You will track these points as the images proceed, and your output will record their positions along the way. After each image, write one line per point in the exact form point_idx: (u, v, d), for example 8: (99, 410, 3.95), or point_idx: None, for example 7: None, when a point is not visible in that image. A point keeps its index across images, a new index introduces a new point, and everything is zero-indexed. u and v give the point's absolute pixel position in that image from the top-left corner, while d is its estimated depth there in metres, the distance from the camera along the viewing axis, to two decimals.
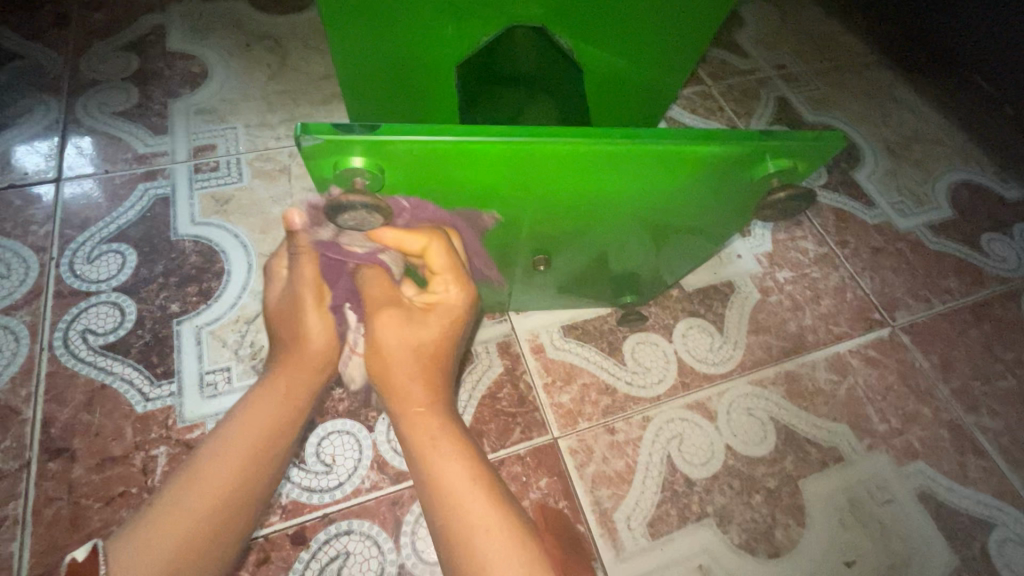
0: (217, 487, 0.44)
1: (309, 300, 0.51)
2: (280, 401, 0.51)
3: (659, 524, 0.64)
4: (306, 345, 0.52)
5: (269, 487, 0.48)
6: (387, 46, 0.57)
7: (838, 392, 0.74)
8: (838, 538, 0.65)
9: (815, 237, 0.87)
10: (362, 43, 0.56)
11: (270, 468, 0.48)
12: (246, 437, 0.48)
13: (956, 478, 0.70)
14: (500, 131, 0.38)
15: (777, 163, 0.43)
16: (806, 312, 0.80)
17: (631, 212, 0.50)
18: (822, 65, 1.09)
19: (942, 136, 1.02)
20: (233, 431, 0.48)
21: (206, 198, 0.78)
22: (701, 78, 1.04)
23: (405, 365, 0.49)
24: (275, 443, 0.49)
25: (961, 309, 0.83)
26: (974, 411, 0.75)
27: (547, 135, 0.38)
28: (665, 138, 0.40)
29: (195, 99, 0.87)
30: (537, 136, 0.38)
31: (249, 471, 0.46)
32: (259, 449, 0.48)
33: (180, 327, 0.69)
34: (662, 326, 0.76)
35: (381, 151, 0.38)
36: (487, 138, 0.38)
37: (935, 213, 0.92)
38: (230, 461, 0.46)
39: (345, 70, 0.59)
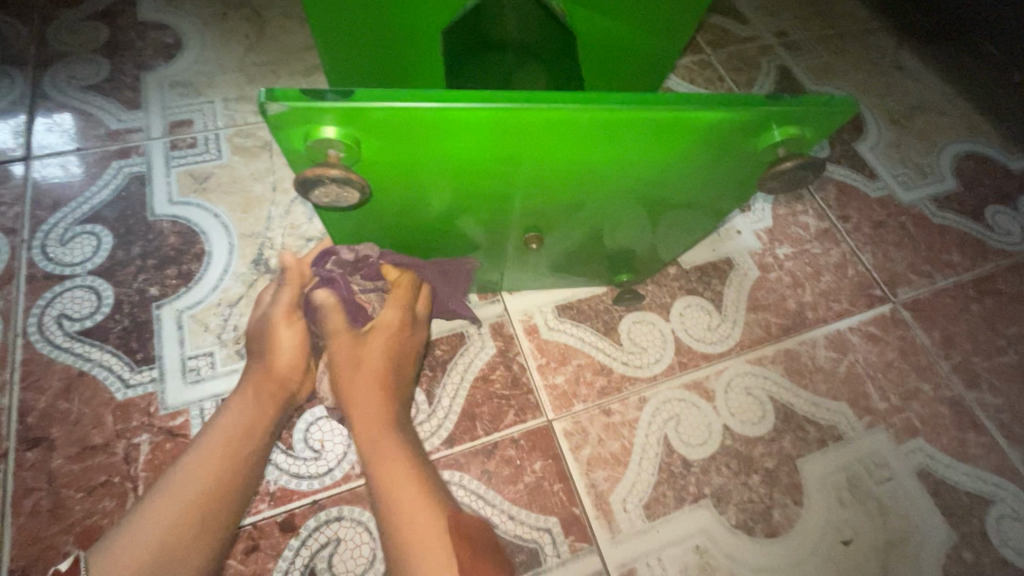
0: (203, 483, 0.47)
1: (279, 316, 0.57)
2: (252, 407, 0.53)
3: (656, 506, 0.63)
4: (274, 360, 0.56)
5: (244, 492, 0.50)
6: (360, 15, 0.54)
7: (838, 369, 0.73)
8: (836, 517, 0.65)
9: (816, 211, 0.85)
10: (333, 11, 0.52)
11: (242, 476, 0.50)
12: (221, 442, 0.50)
13: (955, 455, 0.70)
14: (483, 97, 0.35)
15: (784, 131, 0.40)
16: (806, 288, 0.78)
17: (626, 187, 0.47)
18: (824, 32, 1.05)
19: (948, 104, 0.99)
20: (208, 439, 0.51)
21: (184, 176, 0.75)
22: (700, 47, 1.00)
23: (360, 386, 0.54)
24: (258, 439, 0.52)
25: (964, 284, 0.81)
26: (974, 387, 0.74)
27: (534, 102, 0.36)
28: (666, 102, 0.37)
29: (170, 71, 0.83)
30: (527, 102, 0.35)
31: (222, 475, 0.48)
32: (231, 451, 0.50)
33: (160, 311, 0.66)
34: (659, 305, 0.75)
35: (356, 119, 0.34)
36: (471, 105, 0.35)
37: (938, 186, 0.90)
38: (213, 460, 0.49)
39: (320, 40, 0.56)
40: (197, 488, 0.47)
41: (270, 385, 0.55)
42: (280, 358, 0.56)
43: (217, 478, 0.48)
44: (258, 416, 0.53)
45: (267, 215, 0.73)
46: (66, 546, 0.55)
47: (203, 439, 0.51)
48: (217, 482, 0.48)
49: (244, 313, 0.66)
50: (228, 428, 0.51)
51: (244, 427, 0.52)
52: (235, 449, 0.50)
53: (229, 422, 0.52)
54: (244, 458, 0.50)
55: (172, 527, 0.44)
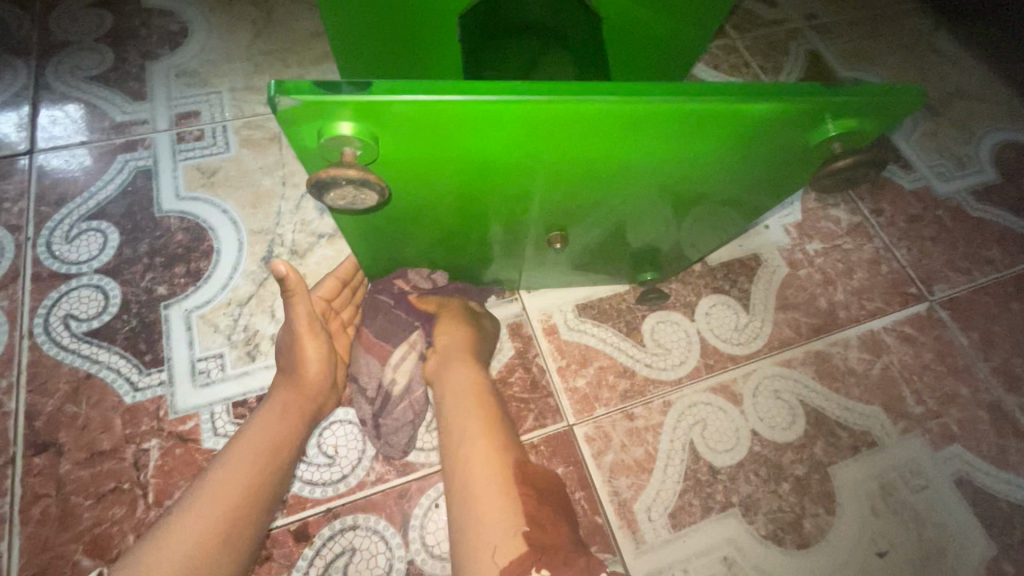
0: (234, 489, 0.44)
1: (304, 336, 0.52)
2: (279, 418, 0.51)
3: (681, 515, 0.60)
4: (302, 372, 0.53)
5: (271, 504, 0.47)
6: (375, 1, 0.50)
7: (871, 372, 0.70)
8: (870, 527, 0.62)
9: (847, 205, 0.81)
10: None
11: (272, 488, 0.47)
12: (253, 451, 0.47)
13: (996, 462, 0.66)
14: (512, 88, 0.32)
15: (839, 124, 0.37)
16: (838, 286, 0.75)
17: (659, 183, 0.44)
18: (855, 13, 1.00)
19: (988, 90, 0.94)
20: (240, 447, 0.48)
21: (192, 170, 0.72)
22: (725, 31, 0.96)
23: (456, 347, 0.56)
24: (288, 452, 0.50)
25: (1004, 282, 0.77)
26: (1015, 391, 0.71)
27: (568, 94, 0.32)
28: (712, 93, 0.34)
29: (175, 60, 0.80)
30: (560, 94, 0.32)
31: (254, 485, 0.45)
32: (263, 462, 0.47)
33: (169, 311, 0.64)
34: (683, 304, 0.71)
35: (374, 114, 0.31)
36: (500, 98, 0.32)
37: (977, 177, 0.85)
38: (243, 469, 0.46)
39: (334, 29, 0.53)
40: (227, 495, 0.44)
41: (300, 400, 0.53)
42: (309, 373, 0.54)
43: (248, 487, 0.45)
44: (287, 428, 0.51)
45: (277, 211, 0.70)
46: (75, 554, 0.53)
47: (231, 448, 0.48)
48: (250, 491, 0.45)
49: (255, 314, 0.64)
50: (259, 437, 0.49)
51: (275, 437, 0.49)
52: (268, 457, 0.47)
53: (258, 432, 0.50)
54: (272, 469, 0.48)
55: (205, 535, 0.41)
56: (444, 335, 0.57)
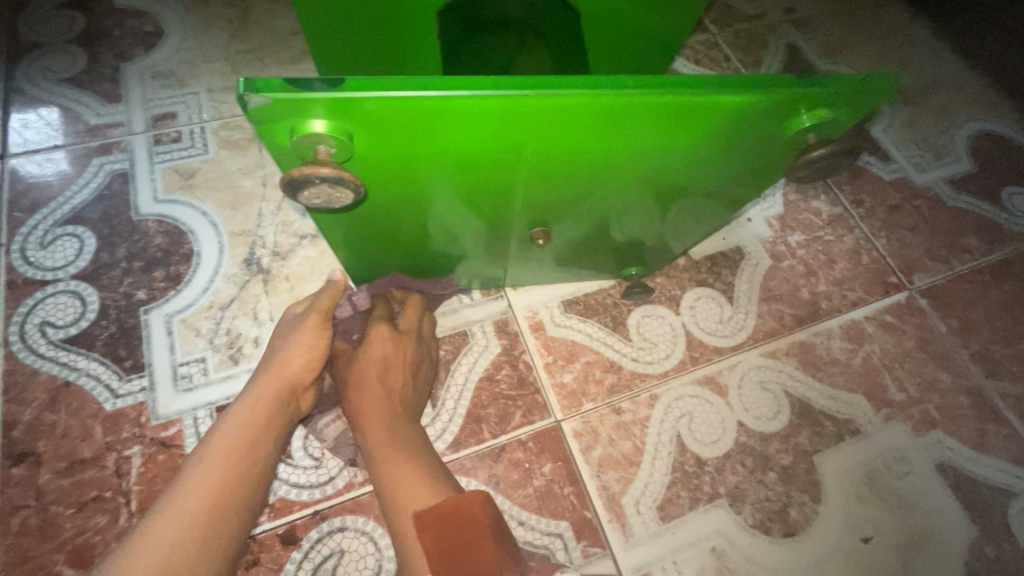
0: (210, 485, 0.43)
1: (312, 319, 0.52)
2: (257, 407, 0.48)
3: (670, 507, 0.61)
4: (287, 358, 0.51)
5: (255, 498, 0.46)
6: (346, 9, 0.51)
7: (853, 361, 0.71)
8: (855, 513, 0.63)
9: (828, 196, 0.82)
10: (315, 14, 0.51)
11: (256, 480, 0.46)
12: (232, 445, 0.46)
13: (975, 446, 0.67)
14: (486, 82, 0.32)
15: (814, 115, 0.37)
16: (820, 277, 0.76)
17: (639, 176, 0.44)
18: (834, 7, 1.01)
19: (963, 81, 0.95)
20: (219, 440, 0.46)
21: (170, 173, 0.71)
22: (705, 26, 0.96)
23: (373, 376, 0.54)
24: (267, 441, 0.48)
25: (981, 269, 0.79)
26: (993, 376, 0.72)
27: (543, 89, 0.32)
28: (690, 84, 0.34)
29: (151, 61, 0.79)
30: (537, 88, 0.32)
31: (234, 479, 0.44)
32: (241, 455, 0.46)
33: (149, 316, 0.63)
34: (668, 298, 0.72)
35: (347, 111, 0.31)
36: (475, 92, 0.31)
37: (953, 167, 0.87)
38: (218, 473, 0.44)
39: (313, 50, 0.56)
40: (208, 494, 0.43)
41: (282, 385, 0.50)
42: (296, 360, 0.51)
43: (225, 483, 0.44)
44: (266, 414, 0.48)
45: (258, 212, 0.69)
46: (56, 565, 0.52)
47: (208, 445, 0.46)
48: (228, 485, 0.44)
49: (237, 317, 0.64)
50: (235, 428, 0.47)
51: (255, 427, 0.47)
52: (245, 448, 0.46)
53: (235, 423, 0.48)
54: (250, 458, 0.46)
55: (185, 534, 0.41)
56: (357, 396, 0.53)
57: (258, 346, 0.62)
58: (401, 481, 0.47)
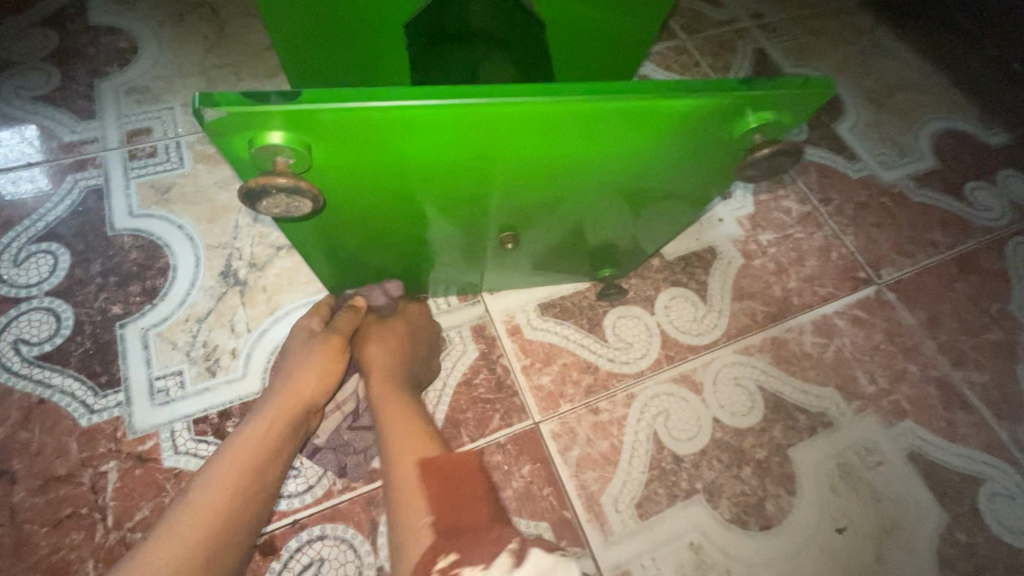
0: (219, 502, 0.44)
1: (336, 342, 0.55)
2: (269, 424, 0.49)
3: (648, 504, 0.62)
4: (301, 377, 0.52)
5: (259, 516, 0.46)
6: (312, 25, 0.52)
7: (825, 355, 0.72)
8: (829, 504, 0.64)
9: (798, 195, 0.84)
10: (279, 29, 0.52)
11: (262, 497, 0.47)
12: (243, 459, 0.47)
13: (944, 435, 0.69)
14: (436, 92, 0.33)
15: (760, 117, 0.38)
16: (791, 274, 0.77)
17: (600, 180, 0.45)
18: (800, 12, 1.04)
19: (926, 81, 0.98)
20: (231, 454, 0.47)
21: (145, 188, 0.71)
22: (675, 32, 0.99)
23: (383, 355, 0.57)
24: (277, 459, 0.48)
25: (947, 263, 0.81)
26: (960, 365, 0.74)
27: (491, 98, 0.33)
28: (635, 89, 0.35)
29: (126, 77, 0.79)
30: (485, 96, 0.33)
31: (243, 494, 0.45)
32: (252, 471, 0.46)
33: (125, 330, 0.63)
34: (643, 298, 0.73)
35: (302, 123, 0.32)
36: (425, 102, 0.32)
37: (918, 164, 0.89)
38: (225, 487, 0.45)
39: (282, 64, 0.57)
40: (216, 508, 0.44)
41: (294, 404, 0.51)
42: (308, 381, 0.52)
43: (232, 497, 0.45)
44: (276, 431, 0.49)
45: (233, 225, 0.70)
46: None
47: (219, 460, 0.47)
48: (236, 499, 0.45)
49: (215, 329, 0.64)
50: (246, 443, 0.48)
51: (266, 444, 0.48)
52: (255, 467, 0.47)
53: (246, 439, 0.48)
54: (255, 483, 0.46)
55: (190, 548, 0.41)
56: (372, 356, 0.57)
57: (235, 357, 0.63)
58: (407, 432, 0.49)
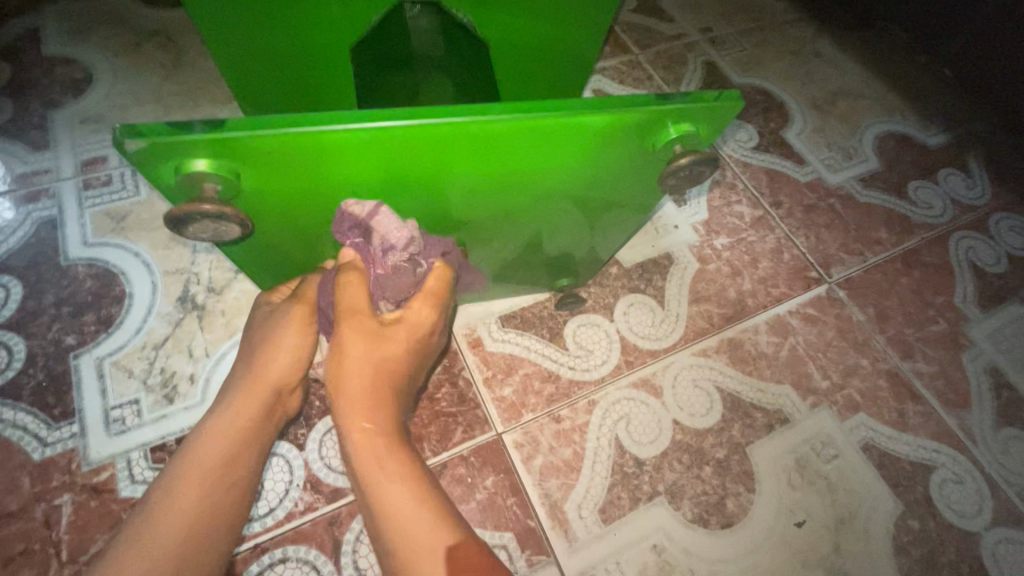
0: (191, 496, 0.45)
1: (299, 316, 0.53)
2: (237, 413, 0.50)
3: (611, 509, 0.63)
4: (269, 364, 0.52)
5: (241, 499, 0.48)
6: (255, 43, 0.53)
7: (780, 354, 0.75)
8: (787, 499, 0.65)
9: (750, 200, 0.87)
10: (218, 49, 0.53)
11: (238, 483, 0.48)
12: (216, 450, 0.48)
13: (896, 426, 0.71)
14: (353, 117, 0.34)
15: (679, 128, 0.40)
16: (744, 276, 0.80)
17: (539, 194, 0.47)
18: (747, 25, 1.08)
19: (868, 88, 1.03)
20: (202, 445, 0.48)
21: (100, 216, 0.71)
22: (628, 47, 1.02)
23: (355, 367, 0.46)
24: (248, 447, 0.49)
25: (893, 259, 0.84)
26: (909, 358, 0.77)
27: (409, 121, 0.34)
28: (552, 108, 0.36)
29: (81, 107, 0.79)
30: (403, 119, 0.34)
31: (217, 483, 0.46)
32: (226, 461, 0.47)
33: (79, 361, 0.62)
34: (602, 306, 0.75)
35: (224, 151, 0.33)
36: (344, 127, 0.33)
37: (863, 166, 0.93)
38: (198, 480, 0.46)
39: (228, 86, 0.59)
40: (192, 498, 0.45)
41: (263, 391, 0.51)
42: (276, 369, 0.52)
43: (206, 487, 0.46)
44: (246, 418, 0.50)
45: (190, 250, 0.70)
46: None
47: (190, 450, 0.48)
48: (209, 487, 0.46)
49: (172, 355, 0.64)
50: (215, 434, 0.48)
51: (236, 433, 0.49)
52: (229, 457, 0.48)
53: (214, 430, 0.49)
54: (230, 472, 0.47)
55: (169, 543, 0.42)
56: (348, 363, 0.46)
57: (194, 383, 0.62)
58: (398, 506, 0.43)
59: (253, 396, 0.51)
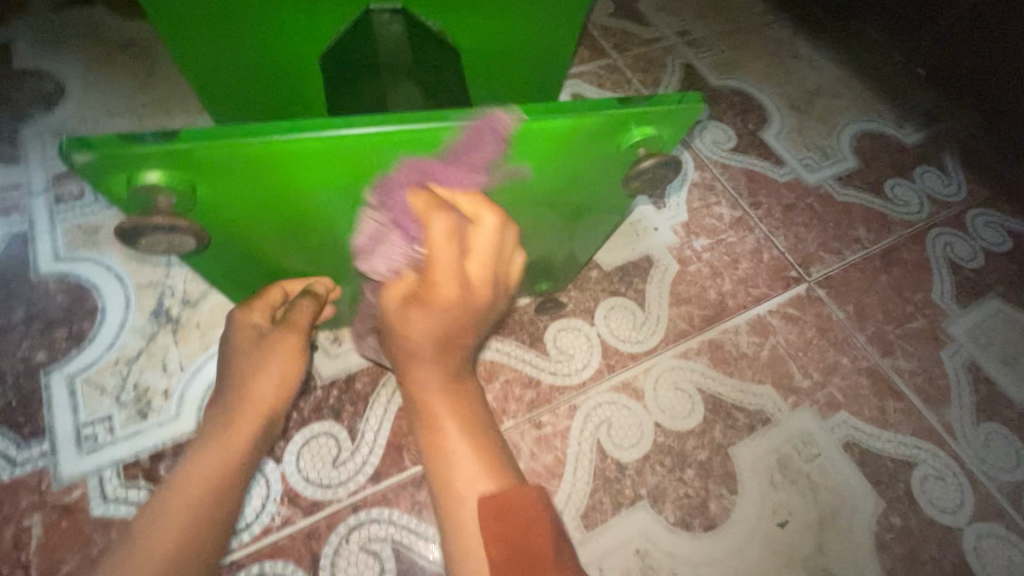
0: (171, 532, 0.41)
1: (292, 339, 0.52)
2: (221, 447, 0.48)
3: (593, 514, 0.63)
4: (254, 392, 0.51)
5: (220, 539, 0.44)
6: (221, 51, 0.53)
7: (761, 354, 0.75)
8: (769, 499, 0.65)
9: (729, 201, 0.87)
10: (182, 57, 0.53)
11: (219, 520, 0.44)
12: (198, 484, 0.45)
13: (877, 423, 0.72)
14: (307, 125, 0.33)
15: (643, 131, 0.40)
16: (725, 277, 0.80)
17: (508, 202, 0.47)
18: (724, 27, 1.09)
19: (844, 88, 1.04)
20: (184, 480, 0.45)
21: (72, 230, 0.70)
22: (606, 51, 1.02)
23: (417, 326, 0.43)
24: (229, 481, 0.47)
25: (871, 257, 0.85)
26: (889, 355, 0.77)
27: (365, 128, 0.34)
28: (510, 112, 0.36)
29: (53, 120, 0.78)
30: (359, 128, 0.34)
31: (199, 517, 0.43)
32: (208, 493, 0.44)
33: (50, 378, 0.61)
34: (583, 310, 0.74)
35: (176, 161, 0.33)
36: (299, 136, 0.33)
37: (840, 165, 0.94)
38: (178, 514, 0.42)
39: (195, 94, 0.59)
40: (172, 533, 0.41)
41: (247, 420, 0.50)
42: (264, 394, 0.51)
43: (187, 521, 0.42)
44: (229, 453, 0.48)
45: (164, 262, 0.68)
46: None
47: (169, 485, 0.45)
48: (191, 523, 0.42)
49: (146, 370, 0.63)
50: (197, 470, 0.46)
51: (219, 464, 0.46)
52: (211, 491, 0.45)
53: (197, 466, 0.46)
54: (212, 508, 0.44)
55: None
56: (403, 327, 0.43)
57: (168, 398, 0.61)
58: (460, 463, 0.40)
59: (240, 426, 0.49)
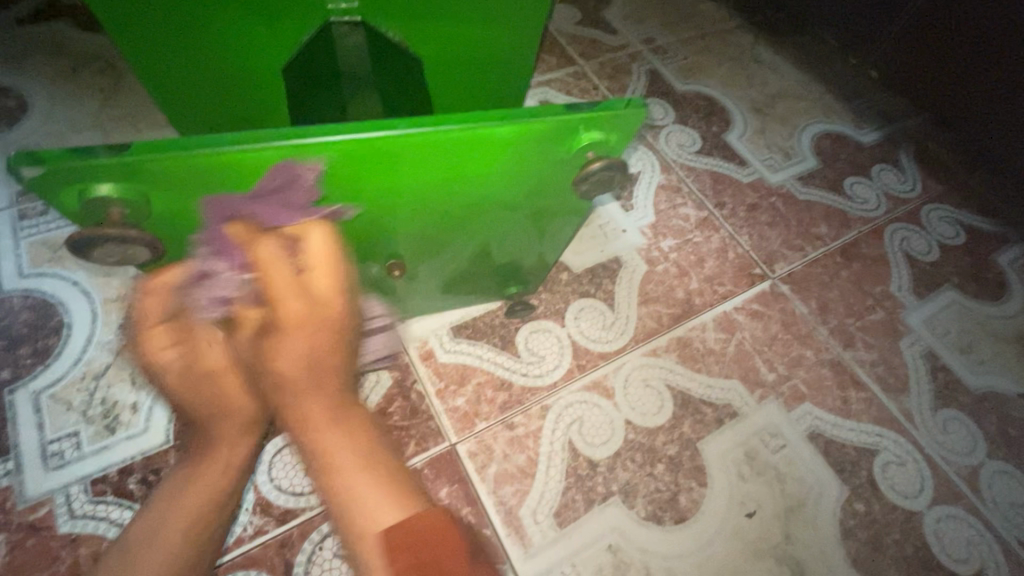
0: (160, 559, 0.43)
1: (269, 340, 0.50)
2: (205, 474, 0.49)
3: (565, 512, 0.63)
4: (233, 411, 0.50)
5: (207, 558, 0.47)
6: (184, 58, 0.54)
7: (727, 350, 0.77)
8: (738, 491, 0.67)
9: (694, 202, 0.90)
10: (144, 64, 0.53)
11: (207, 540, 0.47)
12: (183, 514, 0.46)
13: (840, 413, 0.74)
14: (257, 138, 0.34)
15: (589, 136, 0.41)
16: (691, 276, 0.82)
17: (467, 207, 0.47)
18: (688, 34, 1.12)
19: (804, 91, 1.07)
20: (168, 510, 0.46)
21: (37, 246, 0.69)
22: (573, 59, 1.05)
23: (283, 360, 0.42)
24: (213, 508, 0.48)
25: (832, 253, 0.88)
26: (850, 346, 0.80)
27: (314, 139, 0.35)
28: (456, 121, 0.37)
29: (16, 136, 0.78)
30: (308, 139, 0.35)
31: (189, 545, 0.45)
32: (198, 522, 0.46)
33: (14, 396, 0.61)
34: (554, 312, 0.76)
35: (127, 173, 0.33)
36: (249, 147, 0.34)
37: (801, 165, 0.97)
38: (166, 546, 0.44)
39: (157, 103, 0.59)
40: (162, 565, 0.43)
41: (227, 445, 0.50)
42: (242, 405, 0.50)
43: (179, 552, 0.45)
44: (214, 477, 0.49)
45: (132, 276, 0.68)
46: None
47: (152, 515, 0.46)
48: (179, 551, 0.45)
49: (113, 384, 0.62)
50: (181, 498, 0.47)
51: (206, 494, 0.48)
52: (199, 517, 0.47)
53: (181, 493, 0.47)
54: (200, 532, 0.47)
55: None
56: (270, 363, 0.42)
57: (136, 412, 0.61)
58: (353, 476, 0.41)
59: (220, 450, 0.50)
